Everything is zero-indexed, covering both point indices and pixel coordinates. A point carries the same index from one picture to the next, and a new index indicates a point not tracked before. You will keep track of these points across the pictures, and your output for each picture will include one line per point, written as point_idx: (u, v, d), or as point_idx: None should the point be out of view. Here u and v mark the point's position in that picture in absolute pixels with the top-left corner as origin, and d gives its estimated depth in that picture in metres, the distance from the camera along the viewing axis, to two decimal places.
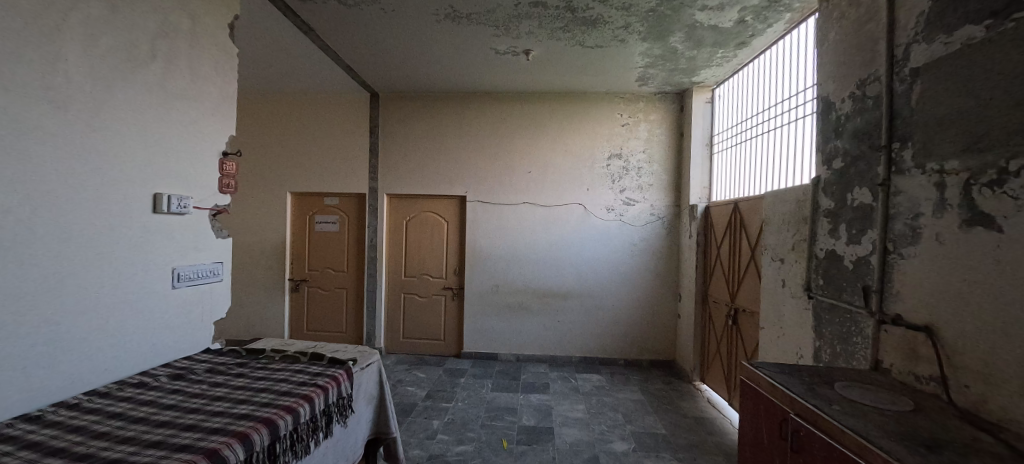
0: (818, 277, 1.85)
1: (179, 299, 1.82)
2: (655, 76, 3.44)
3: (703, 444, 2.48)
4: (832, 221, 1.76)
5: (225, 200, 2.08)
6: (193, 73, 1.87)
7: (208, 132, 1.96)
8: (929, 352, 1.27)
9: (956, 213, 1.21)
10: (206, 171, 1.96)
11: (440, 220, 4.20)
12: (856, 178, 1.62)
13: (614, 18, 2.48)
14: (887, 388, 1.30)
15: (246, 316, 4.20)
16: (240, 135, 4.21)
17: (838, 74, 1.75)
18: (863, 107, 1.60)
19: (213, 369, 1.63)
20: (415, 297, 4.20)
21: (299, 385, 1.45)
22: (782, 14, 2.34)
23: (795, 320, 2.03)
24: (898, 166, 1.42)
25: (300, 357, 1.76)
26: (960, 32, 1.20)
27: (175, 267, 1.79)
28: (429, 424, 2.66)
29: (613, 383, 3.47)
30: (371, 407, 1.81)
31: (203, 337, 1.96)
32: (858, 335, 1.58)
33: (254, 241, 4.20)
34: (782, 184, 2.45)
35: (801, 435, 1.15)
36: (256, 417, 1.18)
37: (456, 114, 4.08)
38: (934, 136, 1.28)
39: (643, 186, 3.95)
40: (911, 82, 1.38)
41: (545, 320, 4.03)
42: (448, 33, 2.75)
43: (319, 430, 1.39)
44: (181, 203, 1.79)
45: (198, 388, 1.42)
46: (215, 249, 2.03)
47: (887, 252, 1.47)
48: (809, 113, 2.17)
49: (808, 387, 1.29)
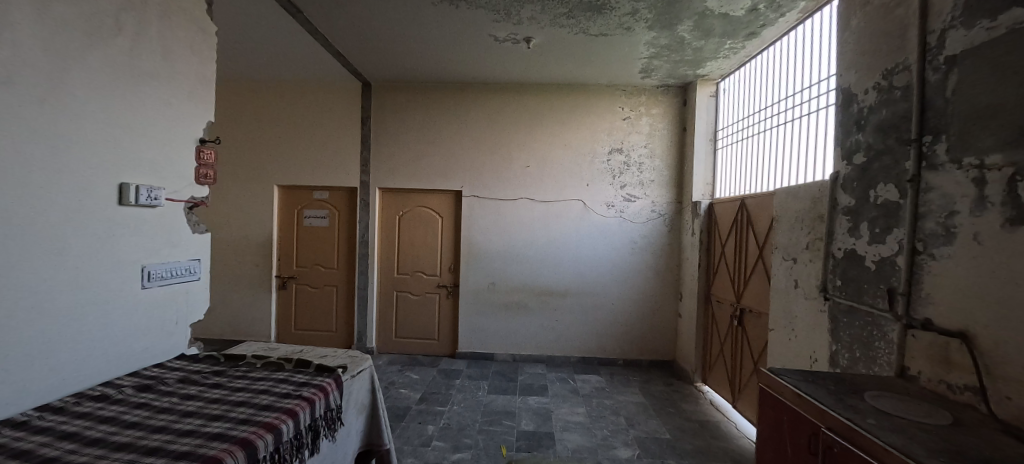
0: (835, 278, 1.77)
1: (150, 300, 1.67)
2: (658, 68, 3.34)
3: (709, 449, 2.40)
4: (852, 219, 1.68)
5: (203, 193, 1.94)
6: (166, 52, 1.71)
7: (183, 117, 1.80)
8: (964, 360, 1.19)
9: (998, 211, 1.12)
10: (180, 160, 1.80)
11: (435, 215, 4.06)
12: (880, 175, 1.54)
13: (620, 4, 2.36)
14: (918, 398, 1.22)
15: (230, 315, 4.03)
16: (223, 124, 4.00)
17: (861, 63, 1.66)
18: (889, 99, 1.51)
19: (186, 378, 1.49)
20: (408, 295, 4.06)
21: (282, 397, 1.32)
22: (796, 3, 2.25)
23: (809, 323, 1.96)
24: (930, 161, 1.33)
25: (285, 364, 1.63)
26: (1006, 16, 1.10)
27: (145, 266, 1.64)
28: (423, 430, 2.54)
29: (614, 384, 3.39)
30: (362, 417, 1.69)
31: (178, 342, 1.81)
32: (880, 340, 1.50)
33: (239, 237, 4.01)
34: (792, 180, 2.37)
35: (834, 453, 1.05)
36: (231, 438, 1.05)
37: (453, 106, 3.94)
38: (974, 128, 1.19)
39: (645, 182, 3.85)
40: (946, 72, 1.29)
41: (542, 319, 3.93)
42: (445, 18, 2.60)
43: (304, 448, 1.26)
44: (151, 195, 1.64)
45: (168, 401, 1.28)
46: (191, 245, 1.89)
47: (915, 252, 1.38)
48: (824, 106, 2.08)
49: (837, 398, 1.18)
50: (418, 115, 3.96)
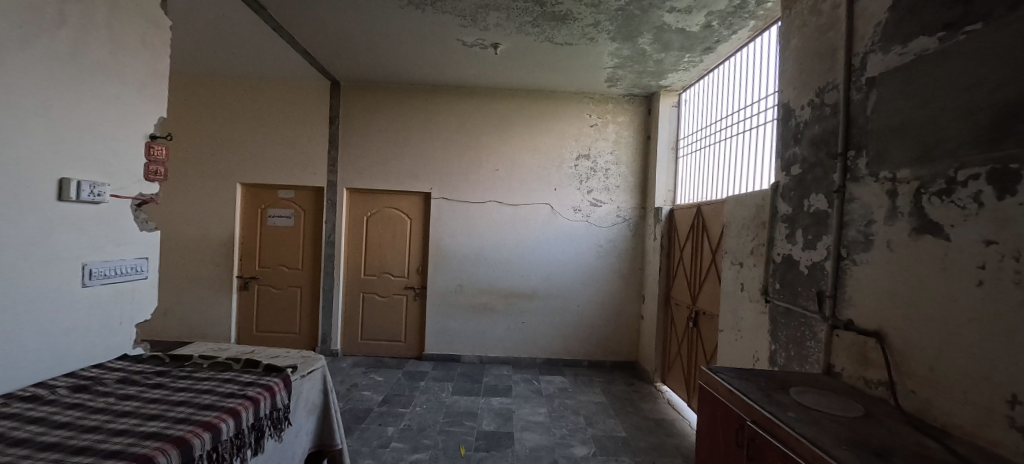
0: (775, 282, 1.88)
1: (91, 299, 1.57)
2: (623, 78, 3.45)
3: (663, 447, 2.48)
4: (789, 226, 1.79)
5: (152, 189, 1.84)
6: (115, 45, 1.62)
7: (131, 111, 1.71)
8: (878, 357, 1.28)
9: (907, 221, 1.21)
10: (127, 155, 1.71)
11: (403, 217, 4.01)
12: (813, 185, 1.65)
13: (583, 15, 2.43)
14: (839, 394, 1.30)
15: (182, 316, 3.83)
16: (180, 117, 3.81)
17: (798, 81, 1.78)
18: (820, 115, 1.63)
19: (126, 378, 1.41)
20: (374, 296, 3.99)
21: (226, 397, 1.27)
22: (746, 21, 2.38)
23: (752, 323, 2.08)
24: (853, 174, 1.44)
25: (233, 365, 1.57)
26: (915, 43, 1.21)
27: (87, 263, 1.54)
28: (383, 431, 2.50)
29: (577, 385, 3.43)
30: (313, 418, 1.66)
31: (121, 343, 1.71)
32: (811, 340, 1.61)
33: (195, 235, 3.83)
34: (742, 188, 2.50)
35: (757, 444, 1.11)
36: (166, 436, 1.00)
37: (423, 106, 3.91)
38: (888, 144, 1.29)
39: (610, 188, 3.96)
40: (867, 91, 1.40)
41: (508, 321, 3.95)
42: (411, 20, 2.60)
43: (245, 448, 1.22)
44: (94, 191, 1.54)
45: (104, 401, 1.21)
46: (138, 244, 1.79)
47: (840, 258, 1.49)
48: (770, 120, 2.22)
49: (764, 393, 1.25)
50: (387, 114, 3.90)
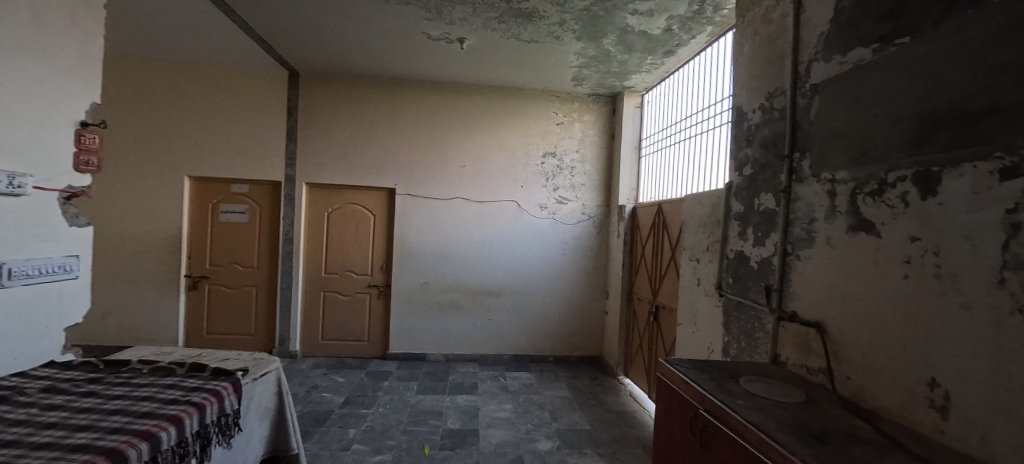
0: (728, 276, 1.97)
1: (12, 301, 1.38)
2: (588, 78, 3.49)
3: (624, 437, 2.55)
4: (741, 224, 1.89)
5: (83, 180, 1.65)
6: (37, 19, 1.43)
7: (58, 92, 1.52)
8: (819, 346, 1.38)
9: (844, 219, 1.30)
10: (55, 142, 1.52)
11: (366, 213, 3.86)
12: (763, 185, 1.74)
13: (548, 14, 2.43)
14: (785, 381, 1.38)
15: (117, 319, 3.49)
16: (113, 100, 3.45)
17: (750, 85, 1.87)
18: (770, 118, 1.72)
19: (53, 386, 1.24)
20: (336, 296, 3.82)
21: (167, 403, 1.16)
22: (704, 27, 2.47)
23: (707, 316, 2.17)
24: (798, 175, 1.53)
25: (177, 369, 1.44)
26: (853, 53, 1.30)
27: (6, 262, 1.35)
28: (344, 434, 2.40)
29: (543, 380, 3.46)
30: (266, 423, 1.56)
31: (50, 349, 1.52)
32: (760, 331, 1.70)
33: (130, 230, 3.49)
34: (699, 187, 2.60)
35: (708, 431, 1.16)
36: (95, 449, 0.89)
37: (387, 98, 3.78)
38: (829, 147, 1.38)
39: (576, 186, 4.01)
40: (811, 98, 1.49)
41: (475, 318, 3.91)
42: (373, 10, 2.49)
43: (191, 457, 1.12)
44: (12, 181, 1.35)
45: (26, 412, 1.06)
46: (67, 240, 1.59)
47: (786, 253, 1.58)
48: (725, 122, 2.32)
49: (716, 382, 1.31)
50: (348, 105, 3.74)
